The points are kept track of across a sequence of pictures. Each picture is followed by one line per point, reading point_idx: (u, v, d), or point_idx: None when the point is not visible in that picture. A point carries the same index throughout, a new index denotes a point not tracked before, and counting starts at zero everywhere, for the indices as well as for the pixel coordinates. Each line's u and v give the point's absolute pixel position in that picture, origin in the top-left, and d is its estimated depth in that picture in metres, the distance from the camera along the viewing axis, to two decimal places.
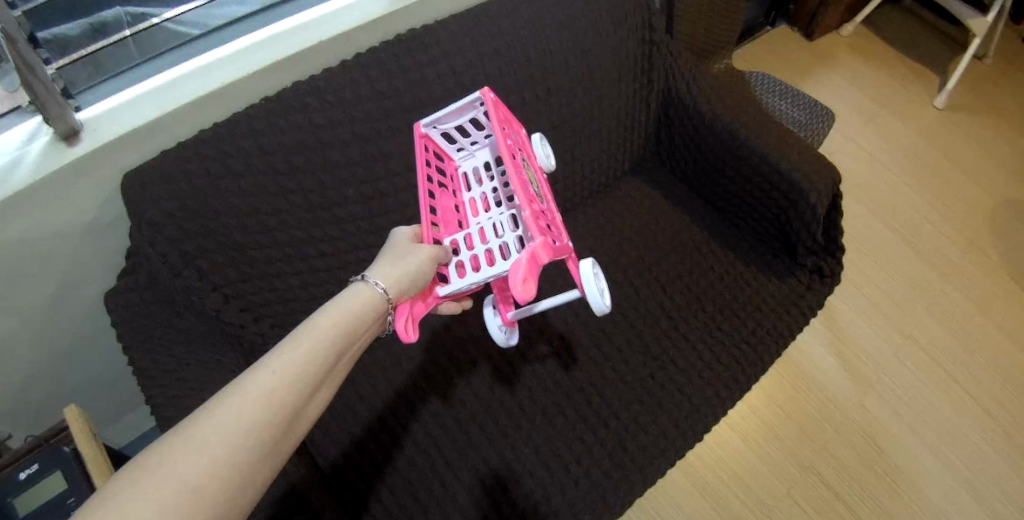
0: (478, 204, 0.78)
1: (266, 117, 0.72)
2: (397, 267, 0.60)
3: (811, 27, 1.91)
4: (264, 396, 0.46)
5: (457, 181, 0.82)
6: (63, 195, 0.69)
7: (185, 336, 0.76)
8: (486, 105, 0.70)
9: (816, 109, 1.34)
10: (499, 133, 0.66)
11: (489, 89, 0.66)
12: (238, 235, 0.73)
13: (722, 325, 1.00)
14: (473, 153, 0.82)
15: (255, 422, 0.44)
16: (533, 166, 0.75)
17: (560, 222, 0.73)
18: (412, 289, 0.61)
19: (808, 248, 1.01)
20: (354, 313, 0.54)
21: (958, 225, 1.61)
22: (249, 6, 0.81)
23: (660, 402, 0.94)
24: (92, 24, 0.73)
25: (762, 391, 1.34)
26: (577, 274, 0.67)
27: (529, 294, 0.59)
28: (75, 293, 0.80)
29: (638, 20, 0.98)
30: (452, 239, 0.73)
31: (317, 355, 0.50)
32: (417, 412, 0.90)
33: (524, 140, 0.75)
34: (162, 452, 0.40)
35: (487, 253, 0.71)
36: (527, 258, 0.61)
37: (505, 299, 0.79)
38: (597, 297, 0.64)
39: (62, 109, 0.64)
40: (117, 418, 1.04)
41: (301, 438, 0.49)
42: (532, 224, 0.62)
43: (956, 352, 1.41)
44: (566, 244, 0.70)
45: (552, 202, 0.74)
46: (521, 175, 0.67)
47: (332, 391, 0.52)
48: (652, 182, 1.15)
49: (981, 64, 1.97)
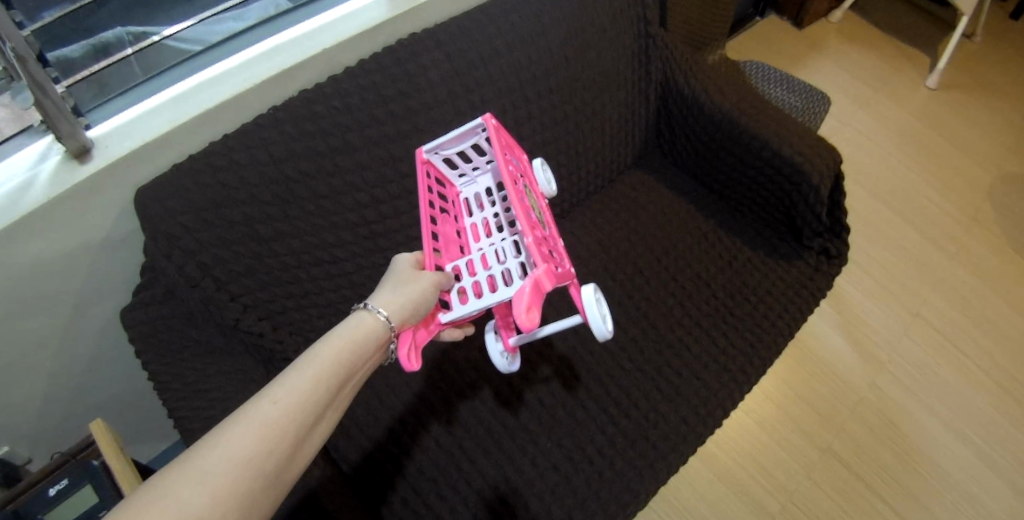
0: (479, 229, 0.80)
1: (275, 126, 0.72)
2: (400, 295, 0.61)
3: (801, 15, 1.93)
4: (266, 424, 0.46)
5: (458, 207, 0.84)
6: (77, 213, 0.69)
7: (204, 348, 0.77)
8: (487, 130, 0.73)
9: (812, 95, 1.35)
10: (501, 159, 0.67)
11: (490, 114, 0.69)
12: (253, 244, 0.74)
13: (734, 311, 1.01)
14: (475, 179, 0.85)
15: (256, 450, 0.45)
16: (536, 193, 0.77)
17: (562, 248, 0.74)
18: (414, 317, 0.62)
19: (814, 230, 1.02)
20: (356, 341, 0.55)
21: (959, 202, 1.62)
22: (246, 21, 0.83)
23: (679, 390, 0.94)
24: (95, 45, 0.75)
25: (776, 376, 1.34)
26: (579, 301, 0.69)
27: (533, 322, 0.60)
28: (90, 312, 0.80)
29: (632, 15, 1.00)
30: (455, 265, 0.74)
31: (319, 384, 0.51)
32: (437, 413, 0.90)
33: (526, 166, 0.77)
34: (166, 480, 0.42)
35: (489, 279, 0.72)
36: (531, 286, 0.62)
37: (507, 323, 0.78)
38: (598, 322, 0.65)
39: (72, 127, 0.66)
40: (137, 437, 1.04)
41: (303, 467, 0.49)
42: (535, 251, 0.63)
43: (966, 327, 1.42)
44: (569, 269, 0.71)
45: (554, 227, 0.76)
46: (524, 201, 0.69)
47: (336, 419, 0.53)
48: (655, 174, 1.16)
49: (970, 43, 1.99)
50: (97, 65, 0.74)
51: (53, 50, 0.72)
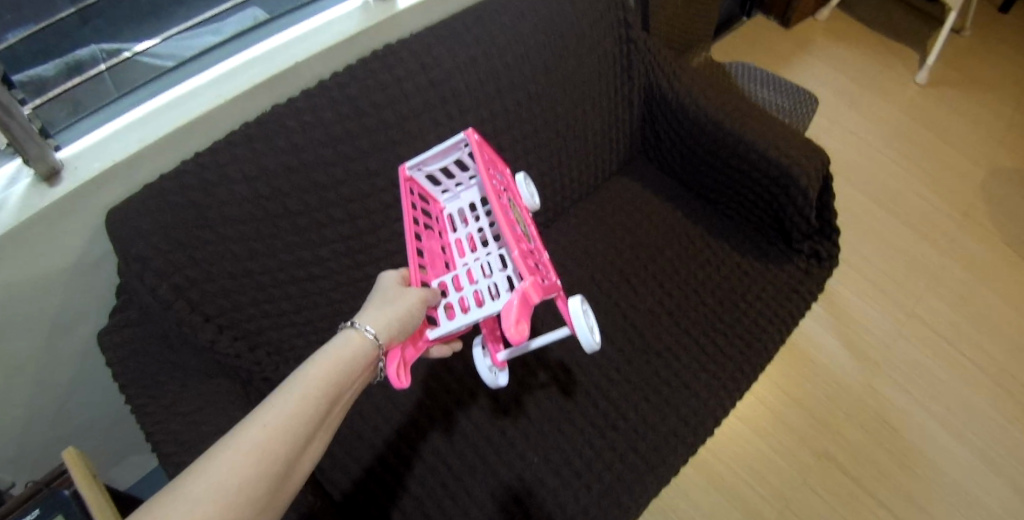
0: (465, 244, 0.80)
1: (246, 142, 0.71)
2: (386, 312, 0.60)
3: (788, 14, 1.92)
4: (255, 452, 0.45)
5: (442, 222, 0.83)
6: (48, 237, 0.68)
7: (181, 370, 0.75)
8: (470, 146, 0.73)
9: (799, 94, 1.34)
10: (485, 174, 0.67)
11: (473, 131, 0.69)
12: (227, 264, 0.72)
13: (723, 318, 0.99)
14: (458, 194, 0.84)
15: (244, 480, 0.44)
16: (520, 207, 0.76)
17: (548, 261, 0.72)
18: (401, 334, 0.61)
19: (803, 233, 1.01)
20: (345, 360, 0.54)
21: (951, 198, 1.61)
22: (221, 35, 0.82)
23: (668, 400, 0.92)
24: (68, 63, 0.73)
25: (769, 380, 1.33)
26: (566, 312, 0.67)
27: (523, 334, 0.60)
28: (65, 336, 0.79)
29: (613, 19, 0.99)
30: (441, 281, 0.74)
31: (307, 406, 0.50)
32: (423, 431, 0.89)
33: (510, 181, 0.76)
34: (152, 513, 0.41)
35: (475, 294, 0.72)
36: (519, 299, 0.61)
37: (494, 338, 0.77)
38: (586, 334, 0.64)
39: (42, 149, 0.64)
40: (119, 460, 1.02)
41: (293, 493, 0.49)
42: (521, 264, 0.63)
43: (962, 325, 1.41)
44: (555, 281, 0.69)
45: (539, 240, 0.74)
46: (509, 214, 0.68)
47: (326, 441, 0.51)
48: (641, 180, 1.14)
49: (959, 37, 1.98)
50: (69, 83, 0.73)
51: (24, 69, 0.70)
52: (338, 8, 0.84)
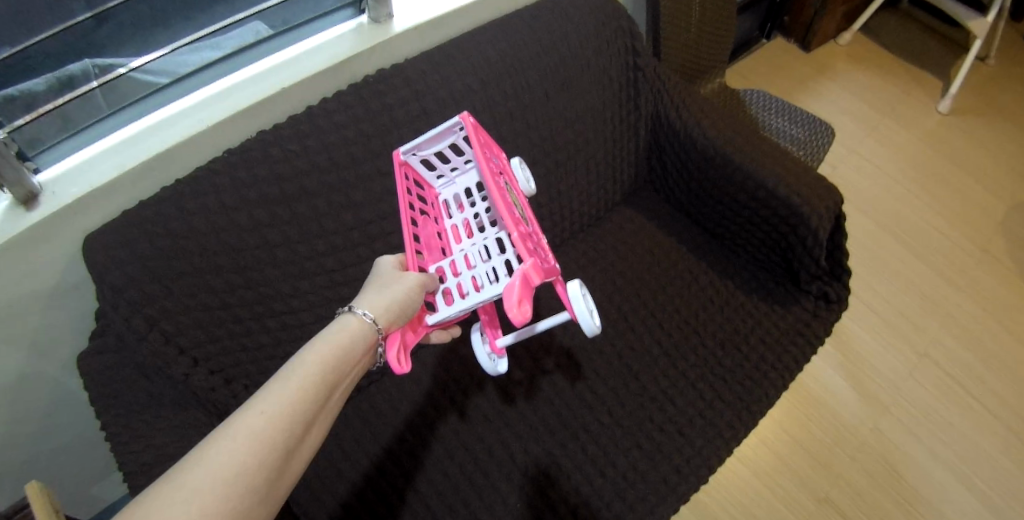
0: (461, 231, 0.76)
1: (227, 171, 0.70)
2: (385, 296, 0.59)
3: (808, 37, 1.87)
4: (254, 437, 0.44)
5: (437, 208, 0.79)
6: (22, 264, 0.65)
7: (154, 400, 0.71)
8: (465, 130, 0.69)
9: (815, 124, 1.28)
10: (482, 157, 0.63)
11: (468, 113, 0.64)
12: (204, 295, 0.70)
13: (723, 361, 0.96)
14: (454, 179, 0.79)
15: (244, 466, 0.43)
16: (516, 190, 0.72)
17: (546, 244, 0.69)
18: (402, 318, 0.59)
19: (812, 274, 0.96)
20: (343, 346, 0.53)
21: (970, 233, 1.55)
22: (222, 50, 0.78)
23: (660, 446, 0.89)
24: (58, 78, 0.68)
25: (772, 419, 1.28)
26: (565, 297, 0.65)
27: (526, 315, 0.56)
28: (42, 365, 0.75)
29: (620, 46, 0.96)
30: (437, 267, 0.71)
31: (306, 393, 0.49)
32: (403, 468, 0.86)
33: (506, 164, 0.72)
34: (149, 503, 0.40)
35: (473, 279, 0.69)
36: (520, 280, 0.58)
37: (493, 325, 0.77)
38: (586, 319, 0.62)
39: (20, 174, 0.62)
40: (89, 496, 0.96)
41: (295, 478, 0.48)
42: (521, 246, 0.60)
43: (976, 368, 1.35)
44: (554, 265, 0.66)
45: (537, 224, 0.71)
46: (506, 196, 0.65)
47: (326, 427, 0.51)
48: (646, 211, 1.11)
49: (984, 65, 1.92)
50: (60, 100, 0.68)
51: (13, 86, 0.66)
52: (330, 30, 0.82)
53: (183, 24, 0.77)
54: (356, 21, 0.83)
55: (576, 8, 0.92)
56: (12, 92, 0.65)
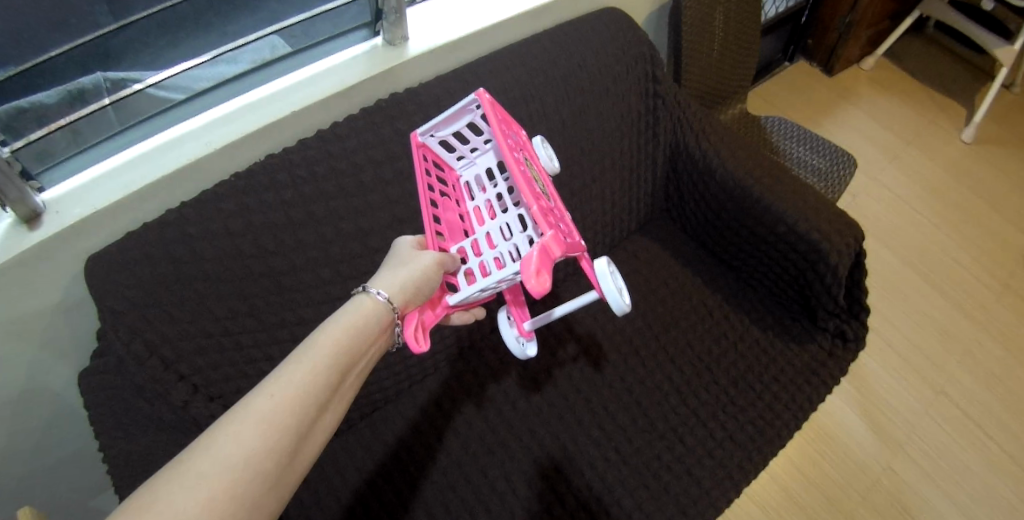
0: (483, 212, 0.72)
1: (234, 197, 0.69)
2: (400, 274, 0.57)
3: (832, 60, 1.84)
4: (266, 420, 0.42)
5: (459, 191, 0.75)
6: (23, 285, 0.64)
7: (154, 423, 0.68)
8: (482, 107, 0.65)
9: (837, 154, 1.25)
10: (499, 133, 0.61)
11: (483, 90, 0.61)
12: (206, 322, 0.69)
13: (735, 399, 0.93)
14: (474, 160, 0.74)
15: (253, 451, 0.41)
16: (537, 167, 0.67)
17: (570, 221, 0.65)
18: (418, 298, 0.58)
19: (829, 311, 0.93)
20: (358, 327, 0.51)
21: (991, 267, 1.51)
22: (240, 65, 0.77)
23: (667, 487, 0.86)
24: (70, 90, 0.68)
25: (784, 456, 1.24)
26: (593, 275, 0.63)
27: (545, 287, 0.53)
28: (43, 381, 0.74)
29: (638, 74, 0.95)
30: (459, 247, 0.68)
31: (320, 373, 0.47)
32: (403, 499, 0.83)
33: (526, 140, 0.67)
34: (158, 489, 0.38)
35: (496, 258, 0.65)
36: (539, 250, 0.54)
37: (520, 306, 0.76)
38: (616, 296, 0.59)
39: (22, 193, 0.60)
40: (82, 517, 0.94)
41: (311, 461, 0.46)
42: (540, 219, 0.57)
43: (994, 408, 1.31)
44: (579, 241, 0.63)
45: (560, 201, 0.67)
46: (526, 173, 0.61)
47: (340, 409, 0.48)
48: (661, 241, 1.09)
49: (1009, 93, 1.88)
50: (72, 114, 0.67)
51: (22, 97, 0.65)
52: (343, 52, 0.81)
53: (197, 40, 0.76)
54: (370, 43, 0.82)
55: (597, 35, 0.91)
56: (20, 104, 0.64)
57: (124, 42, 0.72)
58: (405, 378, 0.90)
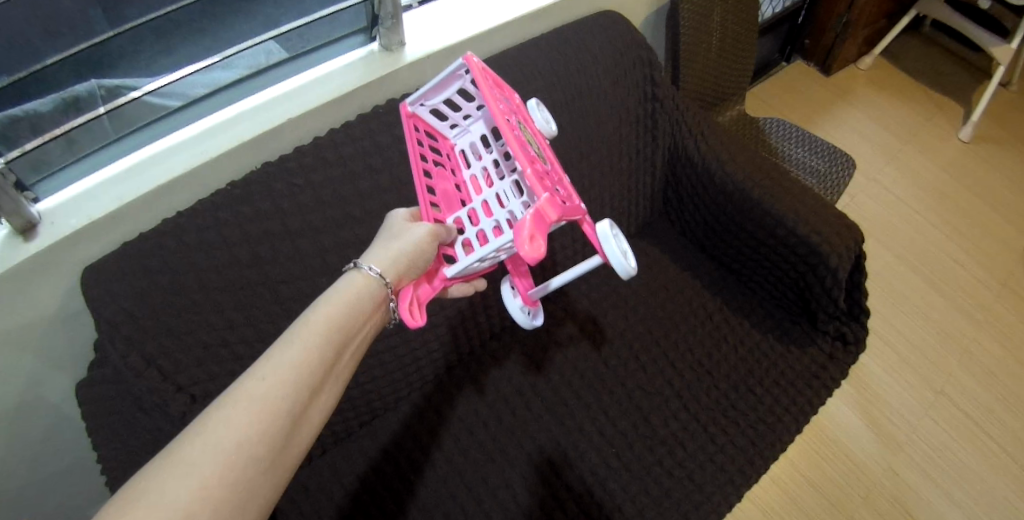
0: (479, 181, 0.71)
1: (230, 205, 0.69)
2: (392, 248, 0.56)
3: (829, 59, 1.84)
4: (258, 403, 0.42)
5: (454, 160, 0.74)
6: (18, 298, 0.63)
7: (155, 436, 0.67)
8: (470, 72, 0.63)
9: (835, 154, 1.25)
10: (489, 96, 0.58)
11: (471, 54, 0.59)
12: (204, 334, 0.68)
13: (735, 403, 0.93)
14: (467, 127, 0.73)
15: (247, 435, 0.40)
16: (531, 130, 0.66)
17: (569, 184, 0.64)
18: (412, 272, 0.57)
19: (829, 314, 0.93)
20: (350, 304, 0.51)
21: (989, 267, 1.51)
22: (236, 71, 0.76)
23: (668, 491, 0.85)
24: (65, 98, 0.67)
25: (785, 459, 1.24)
26: (594, 237, 0.62)
27: (540, 252, 0.52)
28: (39, 394, 0.73)
29: (636, 77, 0.95)
30: (455, 218, 0.67)
31: (313, 353, 0.46)
32: (403, 507, 0.82)
33: (519, 103, 0.65)
34: (151, 476, 0.37)
35: (494, 227, 0.64)
36: (533, 216, 0.53)
37: (522, 276, 0.76)
38: (619, 258, 0.58)
39: (18, 205, 0.60)
40: None
41: (308, 441, 0.46)
42: (534, 182, 0.55)
43: (993, 406, 1.31)
44: (578, 205, 0.62)
45: (557, 163, 0.65)
46: (520, 137, 0.59)
47: (336, 389, 0.48)
48: (660, 244, 1.08)
49: (1005, 91, 1.88)
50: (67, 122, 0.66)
51: (17, 106, 0.64)
52: (340, 57, 0.81)
53: (191, 45, 0.75)
54: (367, 48, 0.82)
55: (595, 39, 0.91)
56: (15, 112, 0.64)
57: (117, 50, 0.71)
58: (404, 386, 0.89)
